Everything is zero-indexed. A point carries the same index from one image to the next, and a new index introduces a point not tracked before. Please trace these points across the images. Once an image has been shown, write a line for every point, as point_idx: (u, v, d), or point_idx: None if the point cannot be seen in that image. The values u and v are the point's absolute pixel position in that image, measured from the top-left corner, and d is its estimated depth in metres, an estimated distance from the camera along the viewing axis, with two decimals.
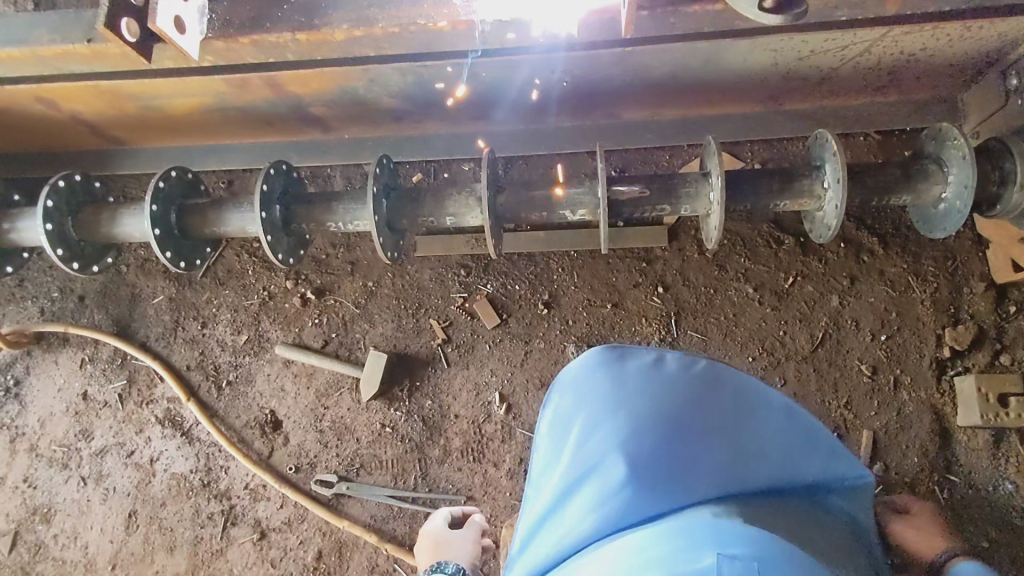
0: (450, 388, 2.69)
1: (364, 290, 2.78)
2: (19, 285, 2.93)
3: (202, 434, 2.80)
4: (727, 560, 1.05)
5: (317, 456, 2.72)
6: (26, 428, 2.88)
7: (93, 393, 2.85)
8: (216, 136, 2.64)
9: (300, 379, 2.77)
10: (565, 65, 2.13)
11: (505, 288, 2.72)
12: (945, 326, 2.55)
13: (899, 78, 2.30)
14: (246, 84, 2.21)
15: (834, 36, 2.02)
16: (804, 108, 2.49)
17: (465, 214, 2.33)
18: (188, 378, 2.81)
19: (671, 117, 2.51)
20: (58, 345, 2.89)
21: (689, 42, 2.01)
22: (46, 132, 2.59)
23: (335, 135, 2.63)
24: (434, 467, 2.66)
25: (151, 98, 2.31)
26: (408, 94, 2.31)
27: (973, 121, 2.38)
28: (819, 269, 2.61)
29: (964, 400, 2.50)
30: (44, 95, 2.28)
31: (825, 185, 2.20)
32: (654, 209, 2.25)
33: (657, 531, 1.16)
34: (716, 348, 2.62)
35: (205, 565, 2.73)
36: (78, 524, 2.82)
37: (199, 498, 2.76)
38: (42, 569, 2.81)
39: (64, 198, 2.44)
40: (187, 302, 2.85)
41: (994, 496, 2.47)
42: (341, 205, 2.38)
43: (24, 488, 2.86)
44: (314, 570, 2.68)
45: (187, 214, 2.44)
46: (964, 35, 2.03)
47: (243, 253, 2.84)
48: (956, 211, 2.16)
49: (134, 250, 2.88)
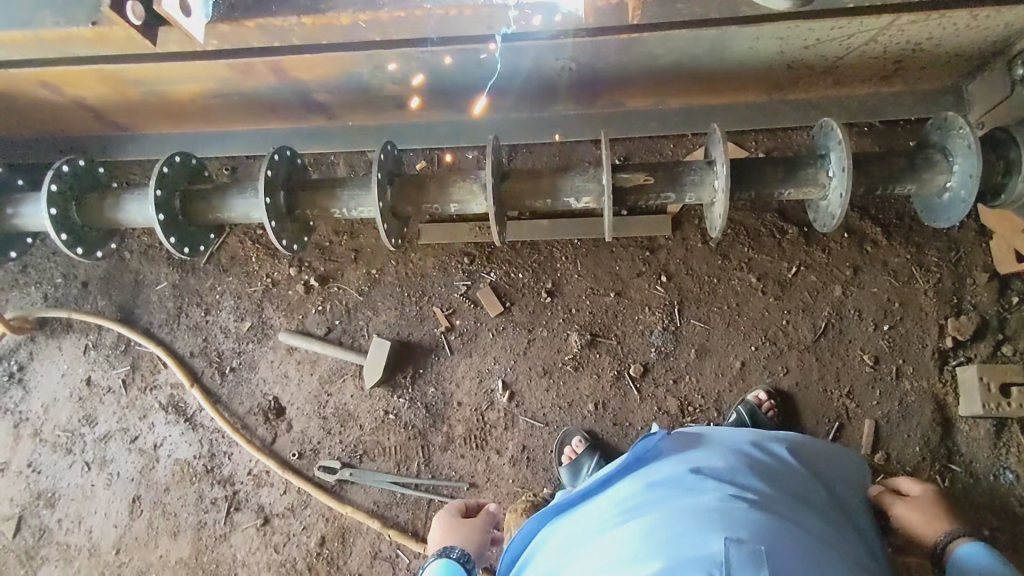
0: (452, 376, 2.70)
1: (367, 278, 2.78)
2: (22, 271, 2.94)
3: (205, 421, 2.81)
4: (734, 544, 1.19)
5: (320, 442, 2.73)
6: (29, 414, 2.88)
7: (97, 378, 2.86)
8: (219, 123, 2.64)
9: (303, 366, 2.77)
10: (571, 51, 2.12)
11: (508, 277, 2.72)
12: (947, 317, 2.56)
13: (904, 67, 2.30)
14: (249, 69, 2.20)
15: (841, 24, 2.01)
16: (808, 98, 2.49)
17: (468, 201, 2.32)
18: (191, 364, 2.82)
19: (675, 106, 2.52)
20: (61, 331, 2.90)
21: (694, 30, 2.00)
22: (50, 118, 2.59)
23: (338, 122, 2.63)
24: (437, 454, 2.67)
25: (155, 83, 2.30)
26: (412, 80, 2.30)
27: (977, 112, 2.38)
28: (822, 259, 2.62)
29: (965, 390, 2.50)
30: (48, 79, 2.28)
31: (830, 173, 2.20)
32: (658, 197, 2.25)
33: (649, 520, 1.28)
34: (719, 337, 2.63)
35: (208, 550, 2.74)
36: (82, 509, 2.83)
37: (202, 484, 2.77)
38: (46, 554, 2.82)
39: (67, 183, 2.43)
40: (190, 288, 2.85)
41: (994, 486, 2.48)
42: (344, 191, 2.37)
43: (28, 473, 2.87)
44: (317, 556, 2.69)
45: (190, 200, 2.43)
46: (970, 23, 2.02)
47: (246, 240, 2.84)
48: (961, 199, 2.16)
49: (138, 237, 2.89)
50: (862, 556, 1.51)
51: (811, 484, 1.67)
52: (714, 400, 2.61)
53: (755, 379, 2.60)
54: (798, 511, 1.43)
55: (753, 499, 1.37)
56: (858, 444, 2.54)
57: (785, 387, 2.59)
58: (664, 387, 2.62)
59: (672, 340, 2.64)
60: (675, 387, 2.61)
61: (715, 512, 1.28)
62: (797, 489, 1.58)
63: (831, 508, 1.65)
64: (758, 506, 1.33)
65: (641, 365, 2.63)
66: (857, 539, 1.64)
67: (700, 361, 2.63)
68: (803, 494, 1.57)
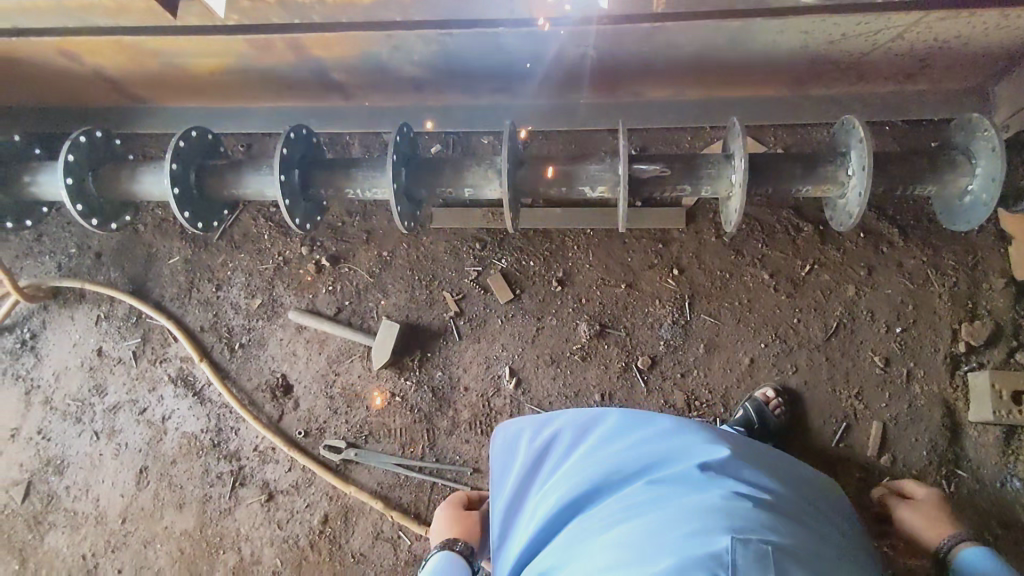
0: (460, 361, 2.70)
1: (379, 260, 2.78)
2: (37, 240, 2.96)
3: (213, 395, 2.83)
4: (740, 543, 1.19)
5: (326, 421, 2.74)
6: (41, 381, 2.91)
7: (108, 349, 2.89)
8: (235, 99, 2.64)
9: (312, 345, 2.78)
10: (591, 39, 2.10)
11: (519, 264, 2.71)
12: (961, 321, 2.53)
13: (930, 66, 2.27)
14: (268, 46, 2.19)
15: (868, 20, 1.98)
16: (829, 94, 2.45)
17: (483, 186, 2.31)
18: (201, 339, 2.83)
19: (694, 98, 2.49)
20: (74, 301, 2.92)
21: (716, 21, 1.98)
22: (68, 88, 2.60)
23: (354, 102, 2.62)
24: (442, 438, 2.68)
25: (172, 57, 2.30)
26: (430, 63, 2.28)
27: (1003, 114, 2.34)
28: (836, 258, 2.60)
29: (976, 395, 2.48)
30: (68, 49, 2.27)
31: (849, 172, 2.17)
32: (674, 189, 2.23)
33: (651, 521, 1.28)
34: (729, 332, 2.61)
35: (213, 523, 2.76)
36: (90, 477, 2.86)
37: (208, 458, 2.80)
38: (54, 520, 2.85)
39: (84, 153, 2.44)
40: (202, 264, 2.87)
41: (1001, 493, 2.46)
42: (359, 171, 2.36)
43: (38, 440, 2.90)
44: (320, 533, 2.71)
45: (205, 175, 2.44)
46: (1000, 24, 1.99)
47: (259, 217, 2.85)
48: (981, 203, 2.13)
49: (152, 210, 2.90)
50: (865, 557, 1.51)
51: (809, 483, 1.69)
52: (721, 396, 2.59)
53: (764, 376, 2.58)
54: (799, 508, 1.44)
55: (754, 496, 1.37)
56: (864, 445, 2.52)
57: (793, 385, 2.58)
58: (671, 380, 2.61)
59: (681, 334, 2.62)
60: (683, 380, 2.61)
61: (717, 511, 1.28)
62: (796, 485, 1.58)
63: (831, 506, 1.65)
64: (760, 505, 1.33)
65: (649, 357, 2.62)
66: (861, 540, 1.63)
67: (708, 356, 2.62)
68: (801, 490, 1.58)
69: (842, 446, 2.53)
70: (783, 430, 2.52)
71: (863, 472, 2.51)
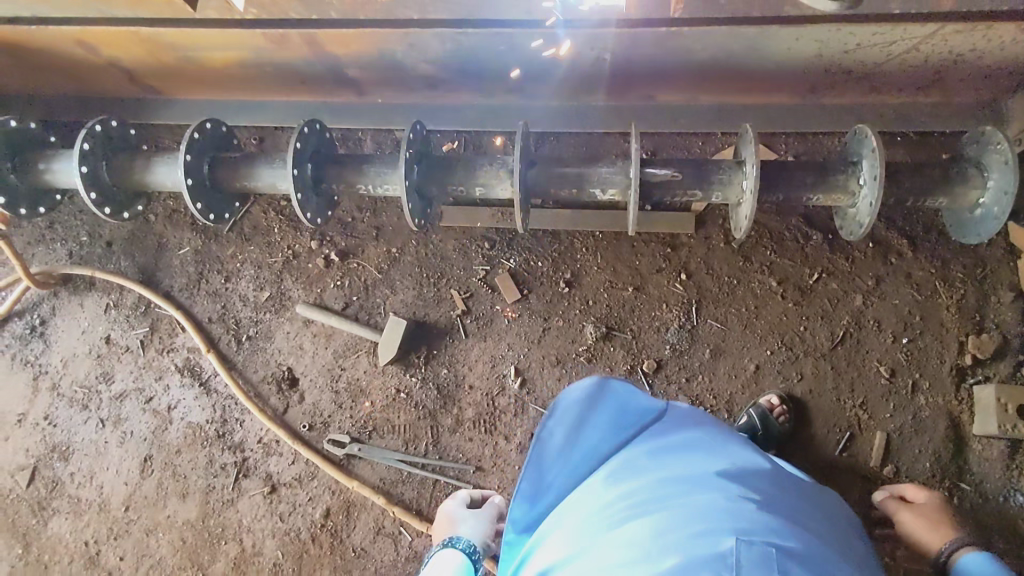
0: (465, 359, 2.71)
1: (387, 256, 2.79)
2: (49, 227, 2.98)
3: (219, 387, 2.84)
4: (745, 545, 1.20)
5: (330, 415, 2.75)
6: (48, 367, 2.93)
7: (116, 337, 2.90)
8: (249, 92, 2.65)
9: (319, 339, 2.80)
10: (606, 42, 2.11)
11: (527, 264, 2.72)
12: (969, 334, 2.53)
13: (944, 79, 2.27)
14: (285, 41, 2.20)
15: (883, 30, 1.98)
16: (843, 103, 2.46)
17: (494, 185, 2.32)
18: (209, 330, 2.84)
19: (707, 103, 2.50)
20: (84, 288, 2.94)
21: (730, 27, 1.99)
22: (86, 77, 2.62)
23: (368, 99, 2.63)
24: (445, 435, 2.68)
25: (189, 49, 2.32)
26: (446, 62, 2.29)
27: (1016, 128, 2.34)
28: (845, 267, 2.60)
29: (981, 409, 2.48)
30: (87, 39, 2.30)
31: (860, 181, 2.17)
32: (685, 194, 2.24)
33: (659, 519, 1.28)
34: (735, 338, 2.61)
35: (216, 514, 2.78)
36: (95, 465, 2.87)
37: (213, 449, 2.81)
38: (57, 506, 2.87)
39: (100, 143, 2.46)
40: (211, 255, 2.88)
41: (1003, 508, 2.46)
42: (371, 168, 2.37)
43: (45, 425, 2.92)
44: (321, 527, 2.72)
45: (219, 167, 2.45)
46: (1017, 38, 1.99)
47: (269, 210, 2.86)
48: (993, 216, 2.13)
49: (163, 201, 2.92)
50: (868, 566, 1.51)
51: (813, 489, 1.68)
52: (725, 402, 2.60)
53: (769, 383, 2.59)
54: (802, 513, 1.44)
55: (760, 499, 1.37)
56: (867, 455, 2.53)
57: (798, 393, 2.58)
58: (676, 385, 2.62)
59: (687, 339, 2.63)
60: (688, 385, 2.61)
61: (724, 512, 1.29)
62: (800, 491, 1.58)
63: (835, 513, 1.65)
64: (766, 508, 1.34)
65: (654, 361, 2.62)
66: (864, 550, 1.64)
67: (714, 361, 2.62)
68: (805, 496, 1.58)
69: (845, 455, 2.54)
70: (786, 437, 2.53)
71: (866, 482, 2.52)
